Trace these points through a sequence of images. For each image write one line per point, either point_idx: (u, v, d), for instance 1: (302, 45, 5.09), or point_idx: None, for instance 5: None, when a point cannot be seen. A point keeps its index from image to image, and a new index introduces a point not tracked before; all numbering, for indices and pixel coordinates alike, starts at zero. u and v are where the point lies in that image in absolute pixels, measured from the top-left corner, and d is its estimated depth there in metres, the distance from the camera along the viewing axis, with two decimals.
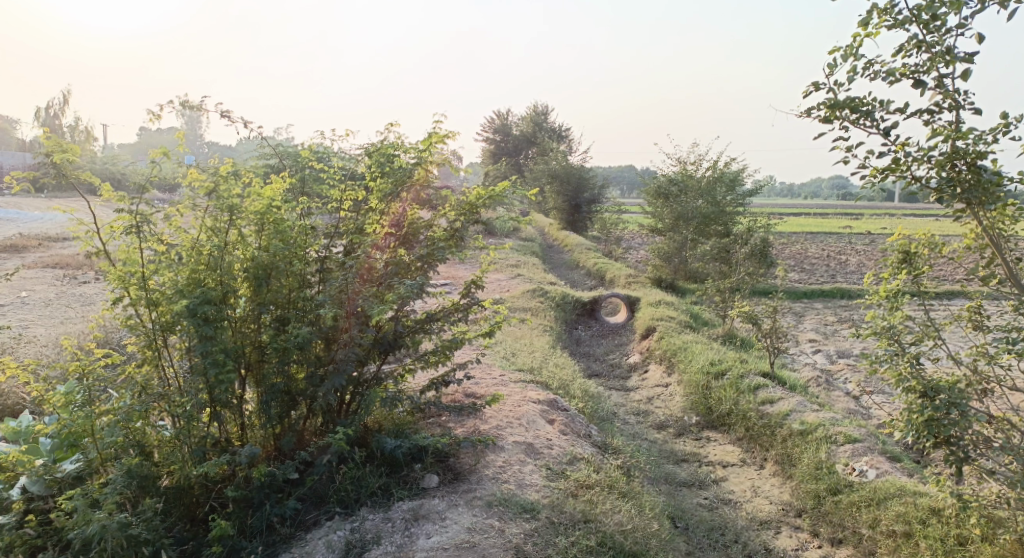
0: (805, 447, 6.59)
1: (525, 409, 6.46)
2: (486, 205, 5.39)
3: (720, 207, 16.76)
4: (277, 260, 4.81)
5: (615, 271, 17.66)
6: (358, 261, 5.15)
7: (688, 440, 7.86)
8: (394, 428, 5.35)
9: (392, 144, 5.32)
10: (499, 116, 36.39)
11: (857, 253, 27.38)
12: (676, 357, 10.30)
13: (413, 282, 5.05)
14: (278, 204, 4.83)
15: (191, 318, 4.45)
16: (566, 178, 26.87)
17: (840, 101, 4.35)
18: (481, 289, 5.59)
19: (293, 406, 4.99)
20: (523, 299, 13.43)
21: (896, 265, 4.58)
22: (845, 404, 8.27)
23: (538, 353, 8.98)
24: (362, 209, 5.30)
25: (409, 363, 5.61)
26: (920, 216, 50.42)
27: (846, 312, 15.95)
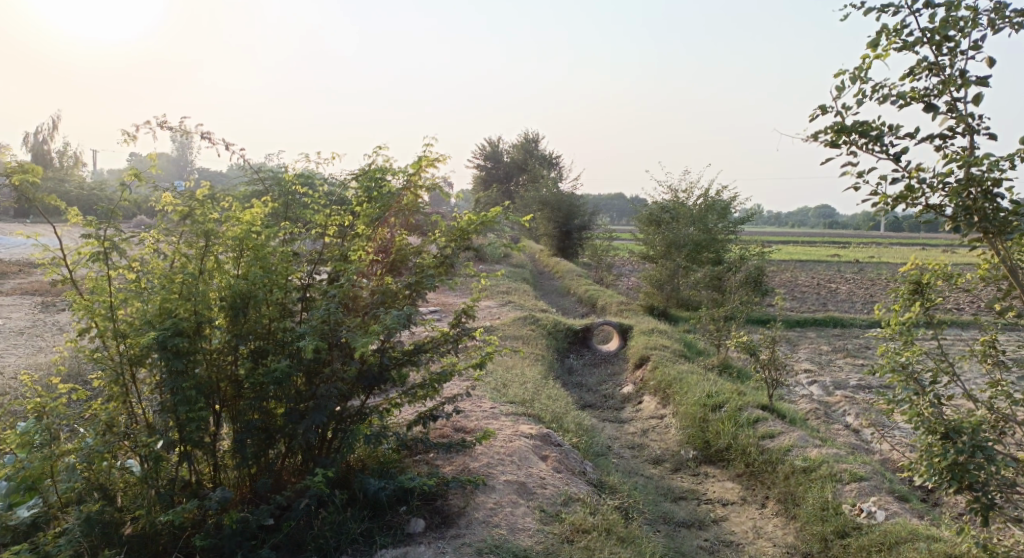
0: (809, 485, 6.31)
1: (517, 445, 6.16)
2: (478, 231, 5.15)
3: (713, 235, 16.63)
4: (256, 288, 4.55)
5: (607, 299, 17.44)
6: (344, 287, 4.84)
7: (685, 476, 7.57)
8: (378, 468, 5.06)
9: (379, 167, 5.06)
10: (490, 143, 36.39)
11: (847, 281, 27.33)
12: (671, 388, 10.04)
13: (400, 311, 4.76)
14: (258, 228, 4.62)
15: (161, 350, 4.23)
16: (557, 205, 26.75)
17: (848, 125, 4.04)
18: (472, 319, 5.33)
19: (270, 445, 4.69)
20: (514, 327, 13.17)
21: (907, 296, 4.32)
22: (847, 439, 8.00)
23: (530, 384, 8.70)
24: (348, 235, 5.06)
25: (395, 398, 5.34)
26: (908, 245, 50.63)
27: (841, 341, 15.75)
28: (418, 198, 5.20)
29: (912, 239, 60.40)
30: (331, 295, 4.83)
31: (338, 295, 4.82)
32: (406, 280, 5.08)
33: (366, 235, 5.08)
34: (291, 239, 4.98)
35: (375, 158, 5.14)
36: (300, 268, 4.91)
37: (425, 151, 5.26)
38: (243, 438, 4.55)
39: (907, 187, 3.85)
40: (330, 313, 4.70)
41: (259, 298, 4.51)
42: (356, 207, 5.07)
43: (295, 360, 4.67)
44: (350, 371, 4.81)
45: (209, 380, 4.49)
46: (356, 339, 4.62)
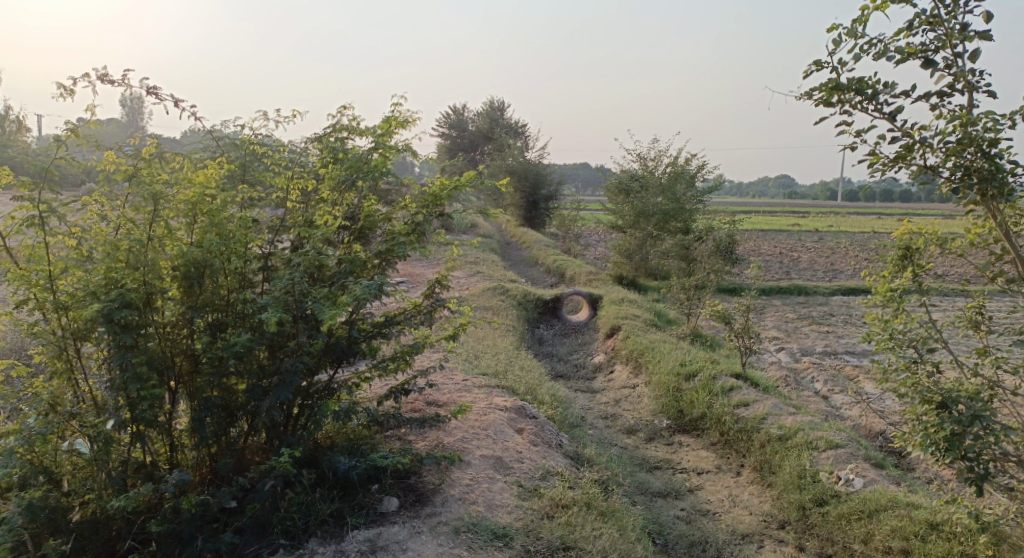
0: (785, 453, 6.22)
1: (492, 419, 5.99)
2: (450, 196, 4.92)
3: (681, 204, 16.48)
4: (212, 257, 4.31)
5: (575, 268, 17.30)
6: (307, 254, 4.54)
7: (659, 445, 7.48)
8: (348, 445, 4.85)
9: (344, 126, 4.76)
10: (455, 111, 35.87)
11: (811, 250, 27.49)
12: (643, 357, 9.94)
13: (368, 281, 4.51)
14: (211, 192, 4.39)
15: (108, 324, 4.00)
16: (524, 174, 26.42)
17: (843, 83, 3.92)
18: (446, 289, 5.09)
19: (231, 423, 4.51)
20: (483, 297, 12.97)
21: (896, 263, 4.24)
22: (820, 407, 7.96)
23: (501, 355, 8.52)
24: (311, 200, 4.80)
25: (365, 372, 5.12)
26: (870, 214, 51.25)
27: (807, 309, 15.81)
28: (387, 160, 4.89)
29: (872, 208, 61.26)
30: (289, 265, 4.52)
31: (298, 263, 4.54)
32: (375, 248, 4.86)
33: (332, 200, 4.84)
34: (250, 204, 4.72)
35: (341, 119, 4.85)
36: (261, 236, 4.64)
37: (394, 112, 4.99)
38: (203, 415, 4.34)
39: (904, 147, 3.74)
40: (294, 281, 4.42)
41: (217, 267, 4.28)
42: (321, 170, 4.82)
43: (257, 336, 4.43)
44: (316, 343, 4.56)
45: (162, 355, 4.28)
46: (319, 310, 4.34)
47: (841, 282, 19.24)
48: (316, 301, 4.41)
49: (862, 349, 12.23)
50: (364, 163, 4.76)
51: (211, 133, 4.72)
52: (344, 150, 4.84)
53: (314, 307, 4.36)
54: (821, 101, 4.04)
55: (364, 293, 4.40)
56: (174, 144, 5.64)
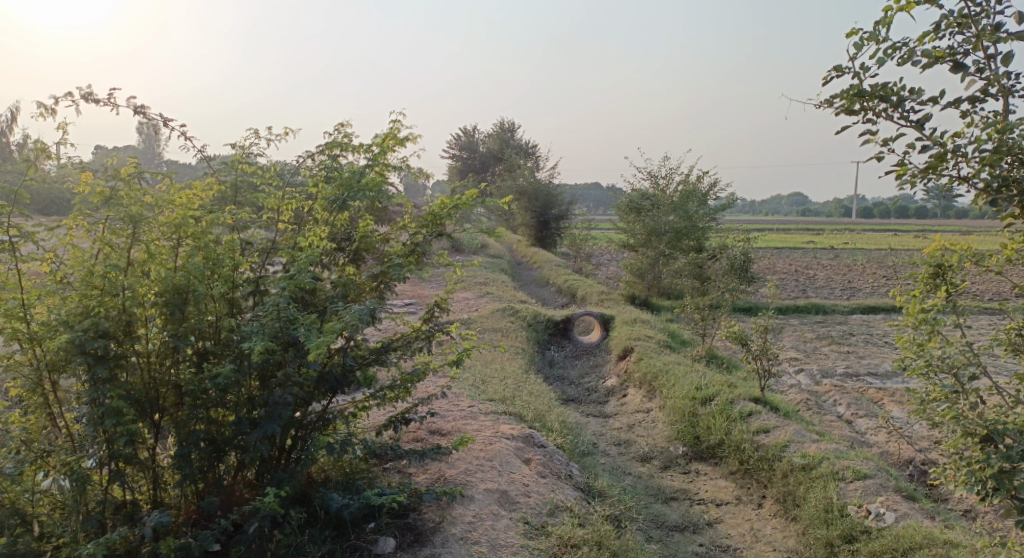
0: (810, 485, 5.87)
1: (498, 450, 5.68)
2: (451, 215, 4.64)
3: (693, 222, 16.23)
4: (194, 281, 4.07)
5: (587, 288, 17.01)
6: (294, 276, 4.25)
7: (675, 474, 7.15)
8: (343, 480, 4.56)
9: (336, 142, 4.51)
10: (465, 132, 35.86)
11: (827, 268, 27.04)
12: (657, 380, 9.60)
13: (361, 306, 4.24)
14: (195, 213, 4.16)
15: (81, 355, 3.78)
16: (534, 194, 26.25)
17: (866, 90, 3.62)
18: (445, 312, 4.79)
19: (219, 457, 4.20)
20: (492, 319, 12.71)
21: (926, 282, 3.93)
22: (843, 432, 7.60)
23: (509, 379, 8.23)
24: (305, 221, 4.58)
25: (362, 401, 4.84)
26: (884, 231, 50.67)
27: (825, 329, 15.42)
28: (384, 177, 4.66)
29: (887, 225, 60.71)
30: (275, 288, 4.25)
31: (286, 287, 4.26)
32: (370, 271, 4.60)
33: (325, 219, 4.58)
34: (241, 226, 4.46)
35: (335, 135, 4.61)
36: (250, 260, 4.39)
37: (391, 129, 4.75)
38: (186, 451, 4.07)
39: (936, 155, 3.43)
40: (281, 306, 4.14)
41: (200, 293, 4.03)
42: (314, 189, 4.57)
43: (243, 365, 4.16)
44: (307, 373, 4.29)
45: (142, 387, 4.02)
46: (308, 338, 4.07)
47: (859, 300, 18.83)
48: (306, 328, 4.14)
49: (884, 370, 11.84)
50: (358, 180, 4.50)
51: (200, 153, 4.49)
52: (338, 168, 4.60)
53: (303, 335, 4.09)
54: (843, 110, 3.74)
55: (357, 318, 4.13)
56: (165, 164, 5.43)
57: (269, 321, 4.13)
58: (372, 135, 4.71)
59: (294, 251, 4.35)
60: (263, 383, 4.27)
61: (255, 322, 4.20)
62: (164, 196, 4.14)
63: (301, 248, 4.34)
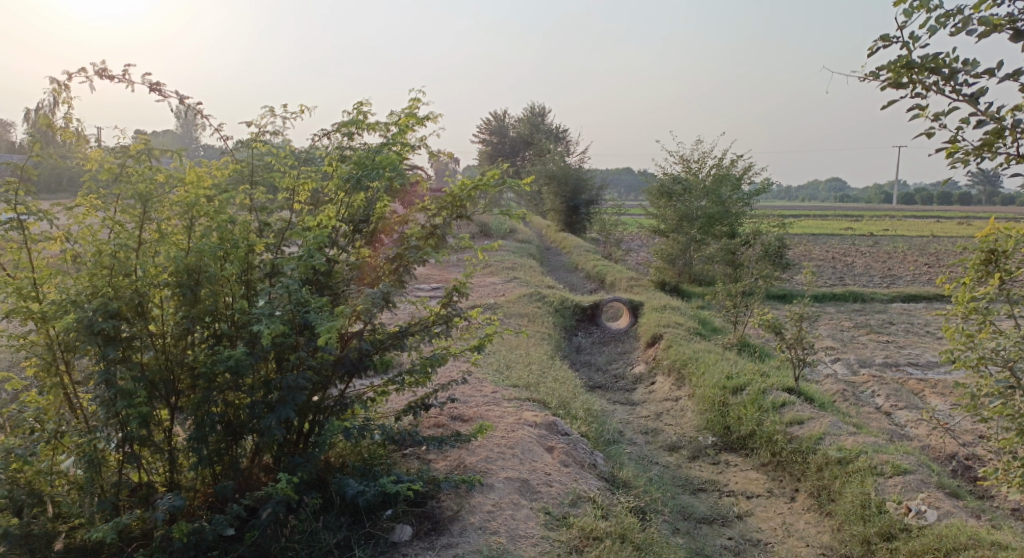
0: (846, 480, 5.65)
1: (520, 438, 5.52)
2: (472, 197, 4.49)
3: (726, 207, 15.91)
4: (206, 262, 3.95)
5: (616, 274, 16.76)
6: (306, 257, 4.11)
7: (704, 465, 6.95)
8: (359, 466, 4.44)
9: (352, 119, 4.34)
10: (496, 117, 35.67)
11: (864, 256, 26.47)
12: (686, 368, 9.39)
13: (375, 289, 4.09)
14: (208, 193, 4.03)
15: (90, 336, 3.67)
16: (564, 179, 25.99)
17: (914, 62, 3.33)
18: (465, 297, 4.63)
19: (235, 441, 4.09)
20: (519, 304, 12.54)
21: (977, 268, 3.68)
22: (882, 425, 7.33)
23: (535, 365, 8.07)
24: (321, 201, 4.44)
25: (380, 386, 4.71)
26: (923, 218, 49.54)
27: (863, 318, 15.04)
28: (404, 158, 4.53)
29: (925, 211, 59.40)
30: (287, 269, 4.11)
31: (299, 269, 4.12)
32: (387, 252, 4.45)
33: (341, 199, 4.43)
34: (259, 204, 4.33)
35: (353, 113, 4.45)
36: (264, 241, 4.26)
37: (411, 107, 4.58)
38: (202, 434, 3.95)
39: (993, 132, 3.16)
40: (294, 288, 4.00)
41: (211, 274, 3.90)
42: (330, 169, 4.43)
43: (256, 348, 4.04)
44: (322, 356, 4.15)
45: (155, 369, 3.91)
46: (321, 322, 3.94)
47: (897, 289, 18.36)
48: (318, 311, 4.00)
49: (923, 361, 11.50)
50: (373, 159, 4.34)
51: (217, 131, 4.37)
52: (354, 147, 4.44)
53: (316, 318, 3.95)
54: (888, 84, 3.48)
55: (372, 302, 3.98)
56: (187, 142, 5.32)
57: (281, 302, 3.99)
58: (391, 113, 4.54)
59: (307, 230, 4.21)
60: (277, 366, 4.14)
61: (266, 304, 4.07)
62: (177, 173, 4.03)
63: (311, 229, 4.20)
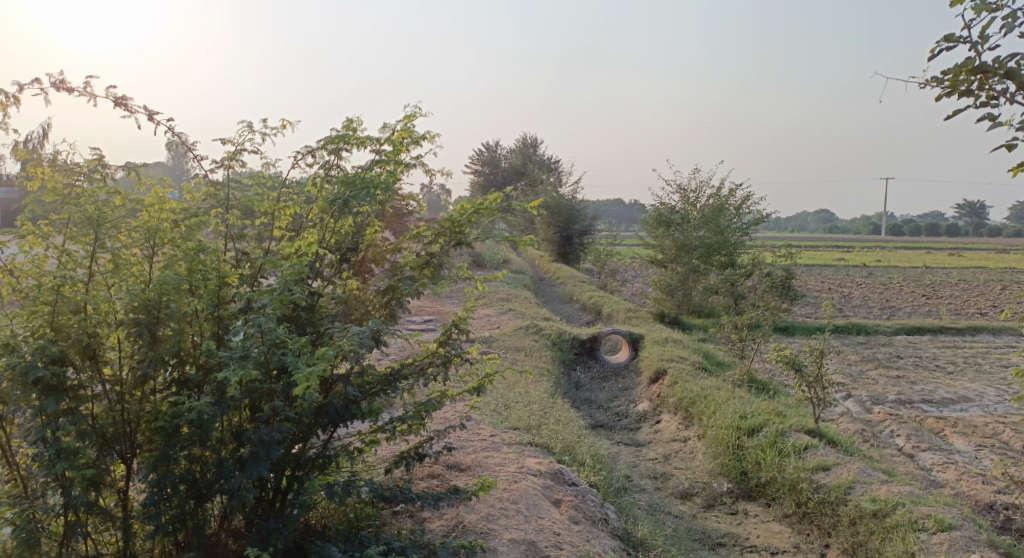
0: (885, 537, 5.14)
1: (524, 492, 4.97)
2: (473, 221, 4.00)
3: (726, 237, 15.51)
4: (166, 297, 3.42)
5: (613, 305, 16.28)
6: (283, 291, 3.58)
7: (721, 515, 6.41)
8: (345, 530, 3.88)
9: (340, 135, 3.85)
10: (487, 148, 35.46)
11: (860, 286, 26.14)
12: (694, 406, 8.87)
13: (364, 328, 3.56)
14: (171, 217, 3.57)
15: (27, 386, 3.16)
16: (557, 210, 25.61)
17: (985, 65, 2.86)
18: (465, 334, 4.08)
19: (200, 504, 3.51)
20: (515, 337, 12.02)
21: None
22: (911, 471, 6.81)
23: (535, 405, 7.53)
24: (304, 227, 3.93)
25: (369, 436, 4.16)
26: (915, 249, 49.45)
27: (869, 351, 14.59)
28: (397, 179, 4.04)
29: (917, 242, 59.42)
30: (261, 305, 3.58)
31: (275, 305, 3.59)
32: (377, 285, 3.94)
33: (325, 224, 3.92)
34: (233, 232, 3.82)
35: (341, 128, 3.96)
36: (239, 272, 3.74)
37: (405, 122, 4.10)
38: (160, 498, 3.39)
39: None
40: (268, 328, 3.47)
41: (173, 310, 3.37)
42: (314, 191, 3.93)
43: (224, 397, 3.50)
44: (302, 405, 3.61)
45: (106, 420, 3.38)
46: (297, 369, 3.41)
47: (900, 321, 17.95)
48: (295, 355, 3.47)
49: (938, 397, 11.03)
50: (361, 179, 3.83)
51: (189, 149, 3.87)
52: (341, 166, 3.94)
53: (292, 364, 3.42)
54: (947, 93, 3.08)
55: (356, 346, 3.46)
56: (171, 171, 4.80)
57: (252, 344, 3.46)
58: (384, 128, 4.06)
59: (285, 259, 3.69)
60: (250, 417, 3.60)
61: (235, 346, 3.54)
62: (137, 196, 3.55)
63: (289, 258, 3.68)
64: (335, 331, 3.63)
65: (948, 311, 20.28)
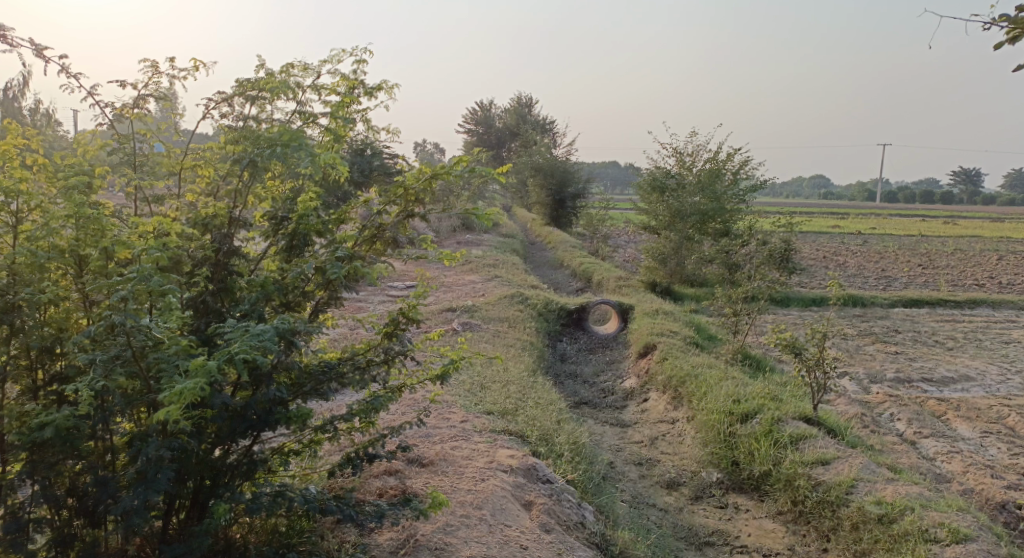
0: (892, 546, 4.66)
1: (490, 494, 4.44)
2: (431, 190, 3.43)
3: (721, 203, 14.92)
4: (27, 277, 2.93)
5: (604, 273, 15.67)
6: (143, 281, 2.86)
7: (709, 509, 5.92)
8: (271, 550, 3.31)
9: (264, 83, 3.31)
10: (481, 107, 34.60)
11: (857, 255, 25.62)
12: (684, 385, 8.36)
13: (268, 327, 2.91)
14: (30, 175, 3.06)
15: None
16: (550, 171, 24.88)
17: None
18: (415, 324, 3.56)
19: (87, 526, 2.93)
20: (498, 306, 11.45)
21: None
22: (914, 464, 6.31)
23: (513, 386, 6.98)
24: (218, 193, 3.41)
25: (303, 439, 3.58)
26: (910, 217, 48.99)
27: (867, 324, 14.10)
28: (339, 139, 3.46)
29: (911, 210, 59.06)
30: (119, 299, 2.88)
31: (137, 296, 2.88)
32: (301, 268, 3.28)
33: (237, 189, 3.37)
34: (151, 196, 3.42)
35: (270, 71, 3.41)
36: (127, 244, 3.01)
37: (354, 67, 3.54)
38: (29, 521, 2.84)
39: None
40: (132, 325, 2.80)
41: (25, 295, 2.86)
42: (225, 146, 3.36)
43: (108, 403, 2.90)
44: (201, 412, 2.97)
45: None
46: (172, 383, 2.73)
47: (898, 292, 17.43)
48: (170, 361, 2.79)
49: (939, 376, 10.56)
50: (275, 132, 3.23)
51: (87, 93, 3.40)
52: (257, 118, 3.37)
53: (163, 375, 2.75)
54: (1011, 37, 2.50)
55: (247, 356, 2.76)
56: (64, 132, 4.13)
57: (114, 342, 2.83)
58: (332, 73, 3.54)
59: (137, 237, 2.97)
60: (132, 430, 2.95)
61: (99, 344, 2.89)
62: None
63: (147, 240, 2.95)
64: (228, 331, 2.94)
65: (945, 283, 19.74)
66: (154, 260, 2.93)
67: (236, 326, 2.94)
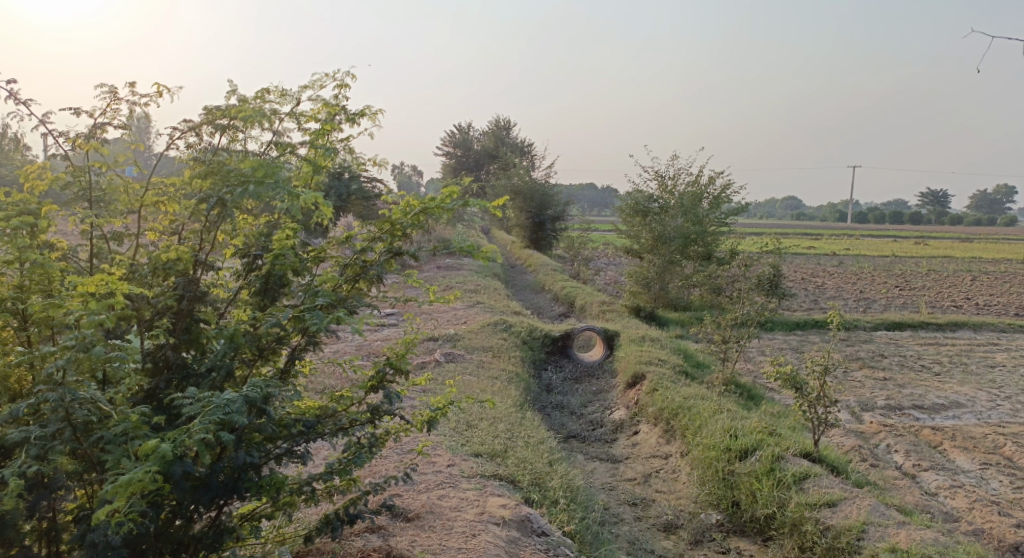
0: None
1: (482, 553, 4.11)
2: (419, 226, 3.13)
3: (703, 227, 14.76)
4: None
5: (586, 298, 15.42)
6: (84, 349, 2.58)
7: (710, 554, 5.61)
8: None
9: (236, 110, 2.99)
10: (459, 130, 34.51)
11: (836, 276, 25.62)
12: (675, 418, 8.09)
13: (236, 395, 2.64)
14: None
15: None
16: (530, 194, 24.68)
17: None
18: (403, 376, 3.25)
19: None
20: (482, 334, 11.13)
21: None
22: (920, 502, 6.06)
23: (500, 423, 6.67)
24: (181, 234, 3.12)
25: (278, 505, 3.24)
26: (884, 237, 49.43)
27: (853, 349, 13.92)
28: (319, 171, 3.16)
29: (885, 230, 59.63)
30: (55, 371, 2.57)
31: (80, 365, 2.61)
32: (276, 317, 2.95)
33: (204, 228, 3.07)
34: (109, 232, 3.18)
35: (243, 97, 3.11)
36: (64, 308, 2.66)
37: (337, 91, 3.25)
38: None
39: None
40: (72, 402, 2.53)
41: None
42: (191, 181, 3.05)
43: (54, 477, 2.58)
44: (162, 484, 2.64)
45: None
46: (122, 467, 2.50)
47: (881, 314, 17.32)
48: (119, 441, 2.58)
49: (931, 403, 10.37)
50: (248, 167, 2.93)
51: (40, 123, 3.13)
52: (230, 150, 3.07)
53: (110, 456, 2.55)
54: None
55: (208, 437, 2.51)
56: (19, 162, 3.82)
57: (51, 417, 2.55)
58: (313, 97, 3.25)
59: (75, 301, 2.65)
60: (77, 507, 2.69)
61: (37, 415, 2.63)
62: None
63: (85, 304, 2.65)
64: (188, 400, 2.69)
65: (926, 305, 19.71)
66: (98, 323, 2.65)
67: (197, 396, 2.69)
